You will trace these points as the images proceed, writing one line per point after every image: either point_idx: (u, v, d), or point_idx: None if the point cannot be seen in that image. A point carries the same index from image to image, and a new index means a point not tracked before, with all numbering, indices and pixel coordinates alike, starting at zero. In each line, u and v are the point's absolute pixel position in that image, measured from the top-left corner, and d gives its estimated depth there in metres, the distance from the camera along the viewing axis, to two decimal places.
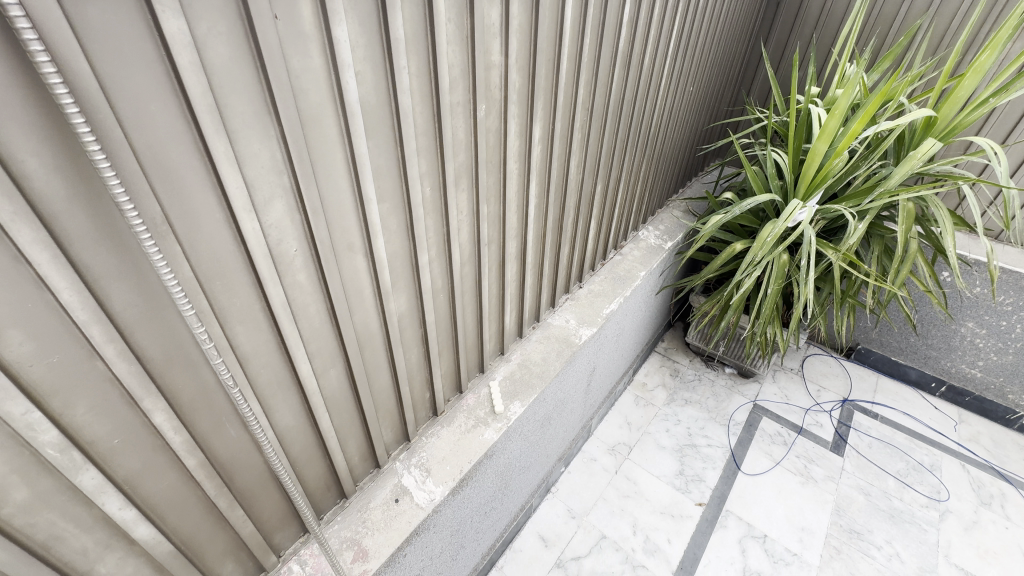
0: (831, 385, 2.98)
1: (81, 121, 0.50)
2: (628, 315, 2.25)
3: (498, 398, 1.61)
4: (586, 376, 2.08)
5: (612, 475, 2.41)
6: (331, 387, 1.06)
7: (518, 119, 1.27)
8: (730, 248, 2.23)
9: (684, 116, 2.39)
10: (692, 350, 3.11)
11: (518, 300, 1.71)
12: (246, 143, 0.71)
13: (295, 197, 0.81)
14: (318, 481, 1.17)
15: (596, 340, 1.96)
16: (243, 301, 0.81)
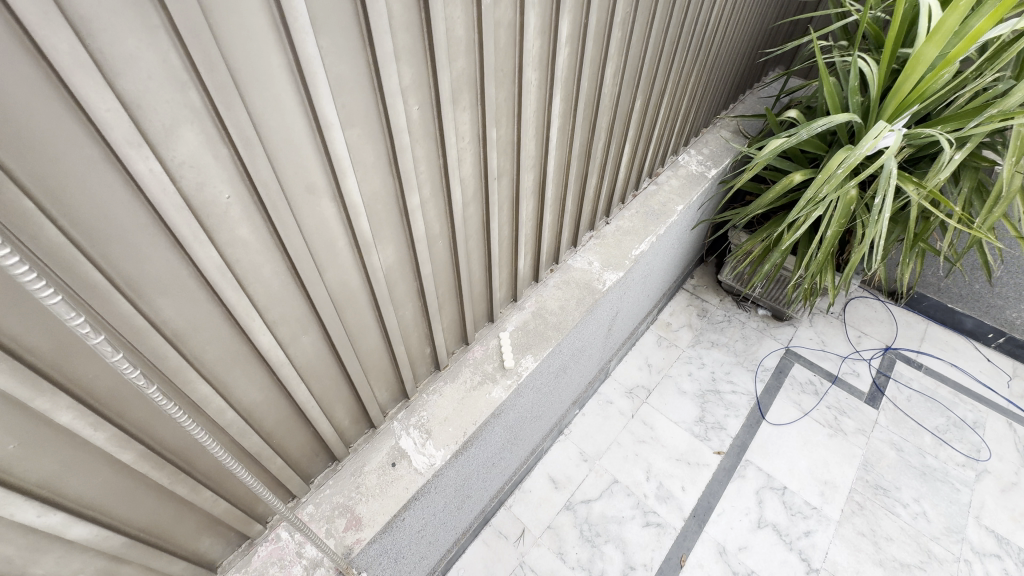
0: (874, 331, 2.74)
1: None
2: (659, 255, 1.99)
3: (509, 351, 1.45)
4: (608, 322, 1.89)
5: (628, 419, 2.31)
6: (300, 356, 0.89)
7: (539, 11, 0.95)
8: (788, 179, 1.91)
9: (748, 10, 1.93)
10: (724, 289, 2.87)
11: (534, 241, 1.48)
12: (111, 38, 0.46)
13: (214, 122, 0.57)
14: (301, 449, 1.05)
15: (622, 285, 1.74)
16: (161, 266, 0.61)
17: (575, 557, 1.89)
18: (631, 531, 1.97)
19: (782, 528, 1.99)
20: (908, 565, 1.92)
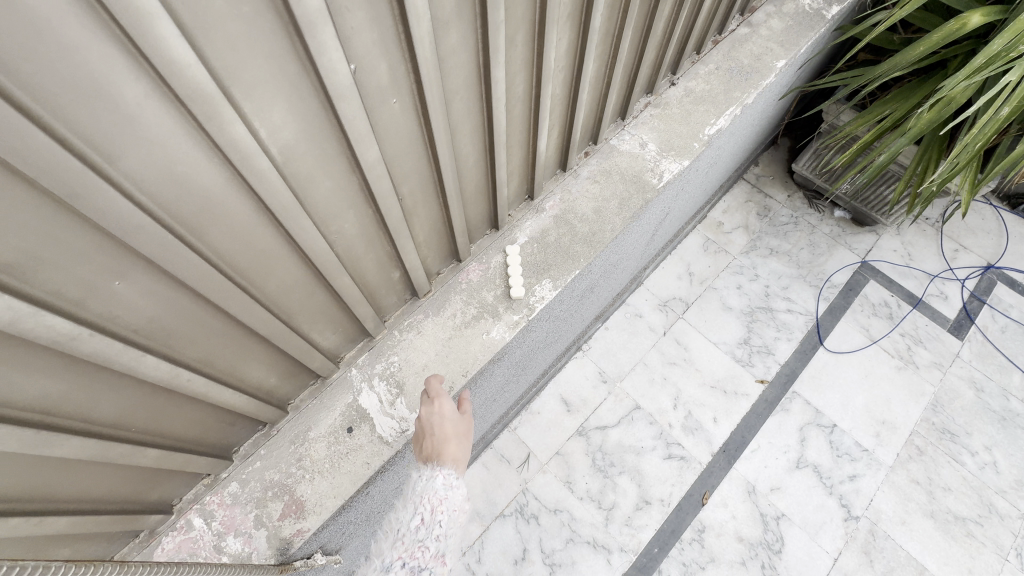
0: (976, 245, 2.21)
1: None
2: (736, 137, 1.43)
3: (518, 272, 1.02)
4: (653, 227, 1.42)
5: (658, 337, 1.96)
6: (97, 326, 0.53)
7: None
8: (957, 23, 1.28)
9: None
10: (796, 181, 2.29)
11: (564, 108, 0.96)
12: None
13: None
14: (195, 423, 0.72)
15: (683, 180, 1.23)
16: None
17: (584, 488, 1.69)
18: (650, 463, 1.74)
19: (823, 470, 1.74)
20: (963, 518, 1.69)
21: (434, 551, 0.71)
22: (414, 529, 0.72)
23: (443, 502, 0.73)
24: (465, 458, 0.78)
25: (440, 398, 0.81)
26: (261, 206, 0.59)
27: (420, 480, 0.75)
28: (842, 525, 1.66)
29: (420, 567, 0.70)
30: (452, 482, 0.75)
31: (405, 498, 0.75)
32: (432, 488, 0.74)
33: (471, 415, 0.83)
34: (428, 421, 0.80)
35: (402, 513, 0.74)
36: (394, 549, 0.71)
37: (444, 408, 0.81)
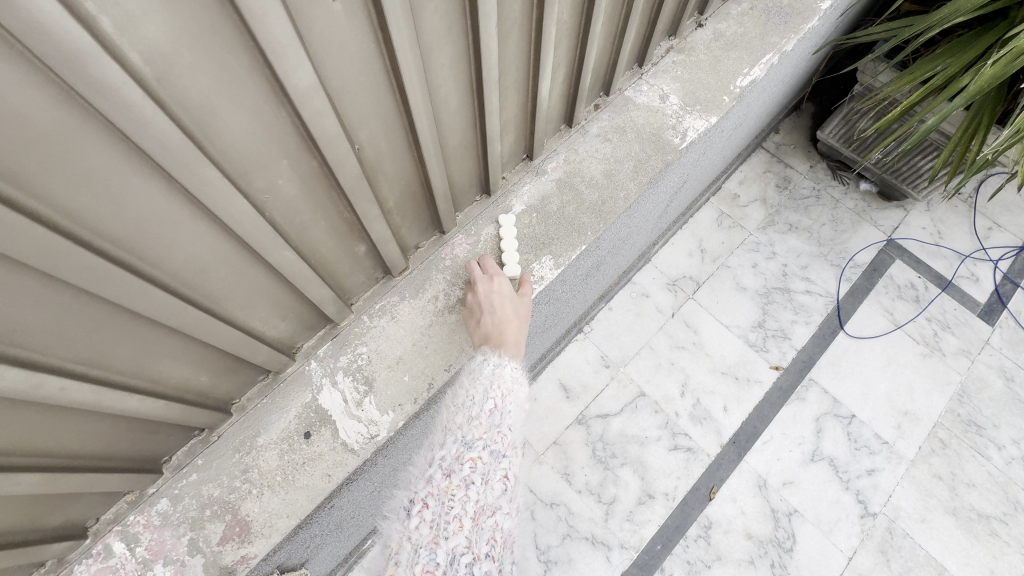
0: (1013, 222, 2.04)
1: None
2: (767, 94, 1.25)
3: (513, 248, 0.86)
4: (669, 197, 1.25)
5: (666, 319, 1.81)
6: None
7: None
8: None
9: None
10: (819, 150, 2.10)
11: (571, 45, 0.78)
12: None
13: None
14: (96, 433, 0.59)
15: (708, 141, 1.05)
16: None
17: (583, 480, 1.57)
18: (654, 454, 1.61)
19: (840, 464, 1.62)
20: (987, 516, 1.58)
21: (510, 435, 0.67)
22: (490, 410, 0.67)
23: (512, 391, 0.71)
24: (524, 336, 0.77)
25: (496, 276, 0.80)
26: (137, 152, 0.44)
27: (487, 366, 0.72)
28: (858, 522, 1.55)
29: (498, 447, 0.65)
30: (518, 375, 0.73)
31: (470, 383, 0.70)
32: (502, 376, 0.71)
33: (529, 295, 0.82)
34: (485, 299, 0.79)
35: (470, 396, 0.69)
36: (473, 426, 0.66)
37: (500, 287, 0.80)
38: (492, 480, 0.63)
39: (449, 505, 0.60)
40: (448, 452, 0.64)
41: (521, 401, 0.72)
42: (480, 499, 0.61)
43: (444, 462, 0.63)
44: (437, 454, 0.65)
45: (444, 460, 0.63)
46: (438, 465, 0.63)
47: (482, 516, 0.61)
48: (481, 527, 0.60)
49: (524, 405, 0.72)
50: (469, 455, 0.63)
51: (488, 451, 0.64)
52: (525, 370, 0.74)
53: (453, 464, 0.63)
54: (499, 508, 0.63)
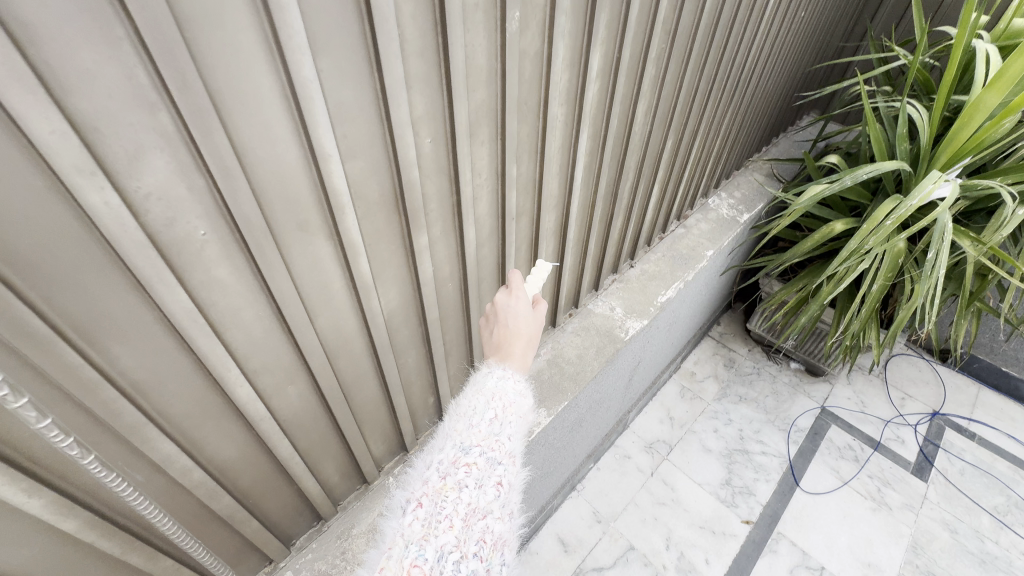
0: (919, 393, 2.53)
1: None
2: (687, 303, 1.86)
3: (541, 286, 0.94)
4: (628, 373, 1.75)
5: (647, 477, 2.13)
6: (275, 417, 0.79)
7: (568, 44, 0.90)
8: (827, 227, 1.78)
9: (786, 53, 1.86)
10: (753, 338, 2.70)
11: (554, 284, 1.40)
12: (59, 50, 0.39)
13: (188, 152, 0.49)
14: (282, 508, 0.94)
15: (646, 335, 1.61)
16: (120, 310, 0.53)
17: None
18: None
19: None
20: None
21: (508, 444, 0.68)
22: (490, 421, 0.69)
23: (513, 404, 0.72)
24: (533, 349, 0.80)
25: (514, 292, 0.87)
26: (372, 351, 0.89)
27: (489, 381, 0.74)
28: None
29: (495, 455, 0.66)
30: (520, 388, 0.74)
31: (473, 395, 0.72)
32: (504, 390, 0.73)
33: (544, 314, 0.85)
34: (501, 312, 0.85)
35: (472, 407, 0.71)
36: (472, 433, 0.67)
37: (516, 303, 0.85)
38: (487, 486, 0.64)
39: (441, 506, 0.61)
40: (446, 457, 0.66)
41: (523, 414, 0.73)
42: (472, 502, 0.62)
43: (443, 465, 0.65)
44: (437, 458, 0.66)
45: (443, 463, 0.65)
46: (437, 468, 0.65)
47: (473, 518, 0.61)
48: (471, 529, 0.60)
49: (524, 417, 0.73)
50: (465, 460, 0.64)
51: (485, 458, 0.65)
52: (529, 385, 0.76)
53: (450, 467, 0.64)
54: (491, 511, 0.63)
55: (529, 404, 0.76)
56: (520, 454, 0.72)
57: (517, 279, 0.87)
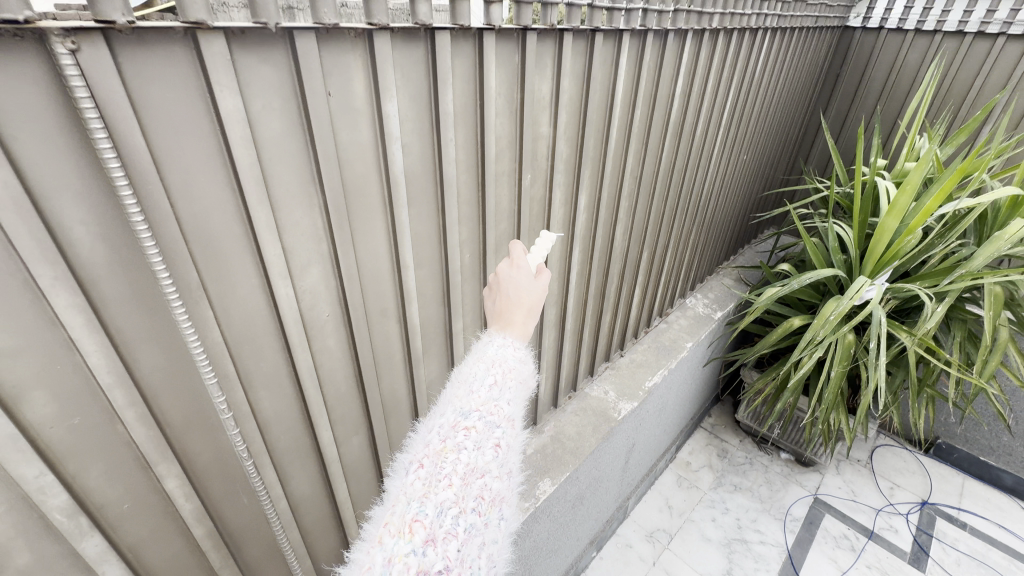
0: (907, 483, 2.63)
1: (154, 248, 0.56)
2: (674, 389, 2.10)
3: (544, 255, 0.81)
4: (624, 453, 1.92)
5: (649, 567, 2.17)
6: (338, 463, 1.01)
7: (563, 187, 1.28)
8: (787, 323, 2.06)
9: (736, 185, 2.34)
10: (743, 429, 2.86)
11: (554, 368, 1.66)
12: (289, 213, 0.71)
13: (332, 265, 0.81)
14: (328, 553, 1.10)
15: (637, 416, 1.83)
16: (270, 365, 0.80)
17: None
18: None
19: None
20: None
21: (509, 408, 0.60)
22: (490, 386, 0.60)
23: (515, 370, 0.63)
24: (537, 319, 0.70)
25: (518, 261, 0.71)
26: (414, 414, 1.13)
27: (489, 348, 0.64)
28: None
29: (495, 418, 0.58)
30: (522, 355, 0.65)
31: (474, 362, 0.63)
32: (505, 356, 0.63)
33: (550, 286, 0.72)
34: (503, 283, 0.70)
35: (472, 373, 0.62)
36: (471, 398, 0.59)
37: (521, 273, 0.71)
38: (486, 447, 0.56)
39: (441, 466, 0.54)
40: (445, 421, 0.58)
41: (526, 380, 0.64)
42: (472, 462, 0.55)
43: (442, 429, 0.57)
44: (436, 422, 0.59)
45: (442, 427, 0.58)
46: (437, 431, 0.57)
47: (473, 477, 0.54)
48: (470, 487, 0.54)
49: (526, 383, 0.64)
50: (464, 424, 0.57)
51: (484, 422, 0.57)
52: (532, 352, 0.66)
53: (449, 430, 0.57)
54: (491, 471, 0.56)
55: (532, 371, 0.66)
56: (524, 420, 0.63)
57: (522, 247, 0.72)
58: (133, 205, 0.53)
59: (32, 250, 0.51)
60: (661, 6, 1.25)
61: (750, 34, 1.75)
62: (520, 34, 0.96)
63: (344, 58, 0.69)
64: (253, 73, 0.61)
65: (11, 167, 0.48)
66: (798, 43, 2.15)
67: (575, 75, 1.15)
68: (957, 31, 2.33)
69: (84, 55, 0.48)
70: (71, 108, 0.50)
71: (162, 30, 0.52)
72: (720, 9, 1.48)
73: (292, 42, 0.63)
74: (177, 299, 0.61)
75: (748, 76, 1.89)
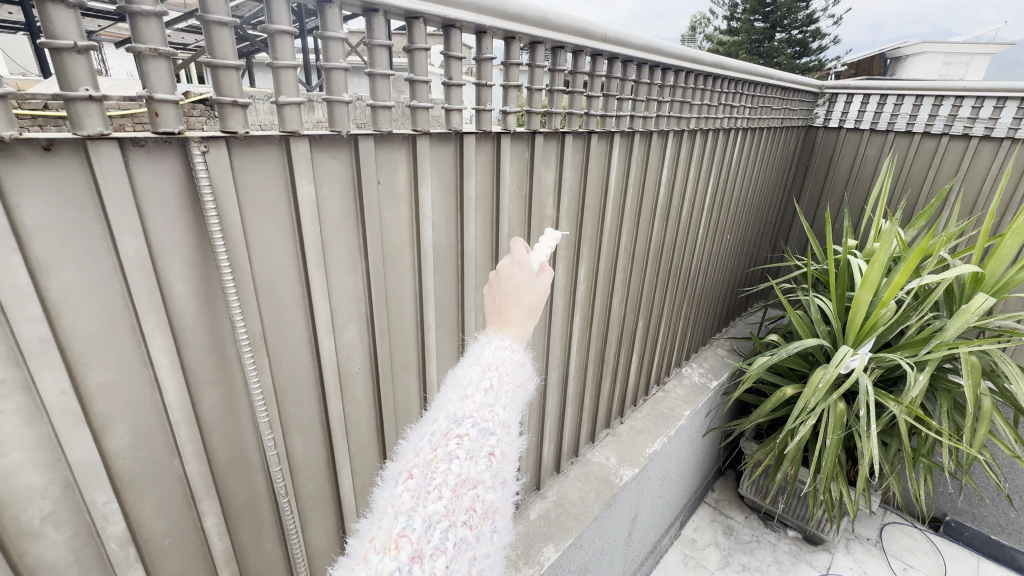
0: (920, 563, 2.55)
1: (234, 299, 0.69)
2: (675, 457, 2.12)
3: (548, 250, 0.77)
4: (627, 524, 1.91)
5: None
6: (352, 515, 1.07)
7: (565, 260, 1.44)
8: (780, 391, 2.13)
9: (723, 261, 2.53)
10: (747, 504, 2.81)
11: (557, 432, 1.72)
12: (338, 276, 0.85)
13: (367, 322, 0.93)
14: None
15: (639, 483, 1.84)
16: (307, 412, 0.89)
17: None
18: None
19: None
20: None
21: (504, 414, 0.56)
22: (485, 390, 0.57)
23: (513, 373, 0.59)
24: (537, 319, 0.66)
25: (520, 258, 0.66)
26: None
27: (486, 350, 0.61)
28: None
29: (490, 425, 0.55)
30: (521, 359, 0.61)
31: (470, 365, 0.60)
32: (502, 360, 0.60)
33: (553, 284, 0.68)
34: (502, 280, 0.65)
35: (466, 376, 0.58)
36: (465, 403, 0.56)
37: (524, 271, 0.66)
38: (479, 456, 0.53)
39: (430, 476, 0.51)
40: (436, 427, 0.55)
41: (524, 384, 0.61)
42: (464, 472, 0.51)
43: (433, 436, 0.54)
44: (428, 428, 0.55)
45: (433, 434, 0.54)
46: (427, 437, 0.54)
47: (464, 488, 0.51)
48: (461, 499, 0.51)
49: (523, 388, 0.61)
50: (457, 431, 0.53)
51: (478, 428, 0.54)
52: (531, 355, 0.63)
53: (441, 438, 0.53)
54: (484, 481, 0.53)
55: (531, 373, 0.63)
56: (521, 427, 0.60)
57: (524, 244, 0.67)
58: (225, 266, 0.67)
59: (144, 300, 0.64)
60: (645, 113, 1.50)
61: (723, 133, 2.03)
62: (530, 136, 1.17)
63: (392, 155, 0.87)
64: (325, 167, 0.78)
65: (144, 236, 0.62)
66: (768, 140, 2.45)
67: (575, 167, 1.36)
68: (906, 131, 2.66)
69: (210, 155, 0.64)
70: (192, 193, 0.65)
71: (265, 137, 0.70)
72: (696, 114, 1.74)
73: (355, 144, 0.81)
74: (245, 344, 0.72)
75: (725, 167, 2.14)
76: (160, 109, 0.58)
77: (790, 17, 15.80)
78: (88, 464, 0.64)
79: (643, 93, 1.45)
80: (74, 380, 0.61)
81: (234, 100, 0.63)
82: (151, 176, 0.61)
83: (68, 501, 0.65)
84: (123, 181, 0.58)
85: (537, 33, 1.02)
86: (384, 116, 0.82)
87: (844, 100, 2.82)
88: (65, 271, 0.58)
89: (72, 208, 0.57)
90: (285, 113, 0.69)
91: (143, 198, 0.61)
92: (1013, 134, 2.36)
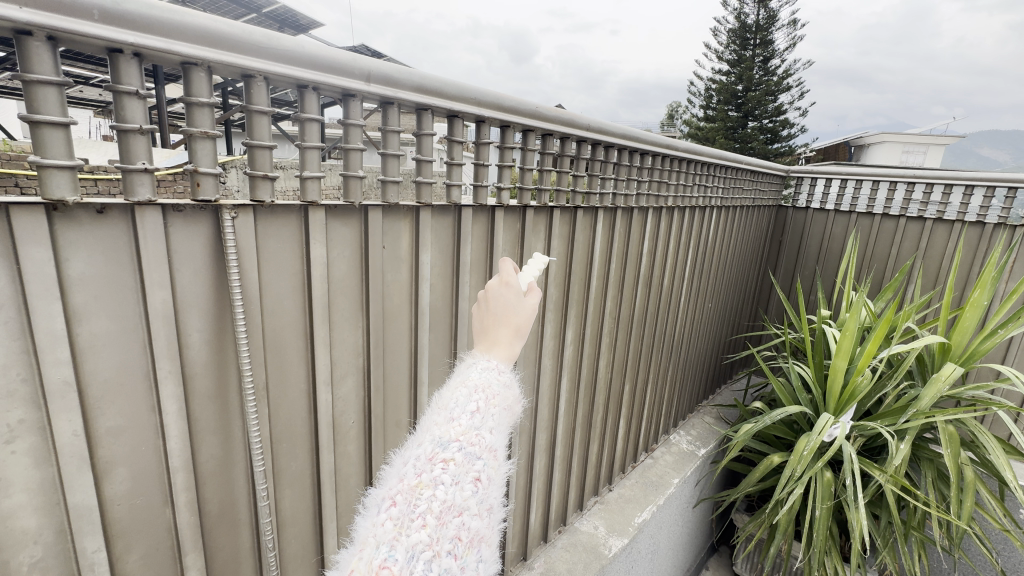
0: None
1: (243, 348, 0.74)
2: (664, 528, 2.07)
3: (536, 276, 0.82)
4: None
5: None
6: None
7: (553, 323, 1.51)
8: (768, 459, 2.12)
9: (706, 328, 2.62)
10: None
11: (545, 498, 1.69)
12: (340, 331, 0.91)
13: (364, 376, 0.98)
14: None
15: (628, 556, 1.79)
16: (299, 465, 0.91)
17: None
18: None
19: None
20: None
21: (490, 438, 0.60)
22: (472, 414, 0.60)
23: (499, 396, 0.63)
24: (524, 339, 0.70)
25: (509, 279, 0.71)
26: None
27: (473, 372, 0.65)
28: None
29: (475, 450, 0.58)
30: (508, 380, 0.65)
31: (456, 386, 0.63)
32: (489, 381, 0.64)
33: (540, 304, 0.73)
34: (491, 299, 0.70)
35: (452, 398, 0.62)
36: (451, 427, 0.59)
37: (511, 291, 0.70)
38: (464, 482, 0.56)
39: (414, 504, 0.54)
40: (421, 452, 0.58)
41: (511, 406, 0.65)
42: (448, 499, 0.54)
43: (417, 461, 0.57)
44: (413, 452, 0.59)
45: (418, 459, 0.58)
46: (411, 462, 0.57)
47: (449, 516, 0.54)
48: (446, 527, 0.53)
49: (509, 410, 0.65)
50: (442, 456, 0.57)
51: (464, 453, 0.57)
52: (519, 377, 0.67)
53: (426, 463, 0.57)
54: (469, 508, 0.56)
55: (517, 394, 0.67)
56: (506, 452, 0.63)
57: (513, 265, 0.71)
58: (240, 317, 0.73)
59: (163, 349, 0.69)
60: (626, 192, 1.65)
61: (700, 211, 2.20)
62: (522, 209, 1.28)
63: (397, 223, 0.97)
64: (336, 234, 0.86)
65: (170, 289, 0.69)
66: (742, 217, 2.64)
67: (563, 236, 1.47)
68: (867, 212, 2.89)
69: (238, 221, 0.72)
70: (217, 253, 0.72)
71: (287, 207, 0.79)
72: (673, 193, 1.91)
73: (365, 214, 0.90)
74: (249, 392, 0.76)
75: (702, 240, 2.29)
76: (201, 180, 0.67)
77: (761, 109, 17.25)
78: (86, 509, 0.66)
79: (624, 174, 1.61)
80: (86, 423, 0.65)
81: (265, 173, 0.73)
82: (184, 237, 0.69)
83: (58, 548, 0.65)
84: (160, 240, 0.66)
85: (529, 123, 1.16)
86: (393, 190, 0.92)
87: (810, 183, 3.08)
88: (94, 319, 0.63)
89: (111, 263, 0.63)
90: (306, 186, 0.79)
91: (175, 256, 0.68)
92: (962, 217, 2.58)
